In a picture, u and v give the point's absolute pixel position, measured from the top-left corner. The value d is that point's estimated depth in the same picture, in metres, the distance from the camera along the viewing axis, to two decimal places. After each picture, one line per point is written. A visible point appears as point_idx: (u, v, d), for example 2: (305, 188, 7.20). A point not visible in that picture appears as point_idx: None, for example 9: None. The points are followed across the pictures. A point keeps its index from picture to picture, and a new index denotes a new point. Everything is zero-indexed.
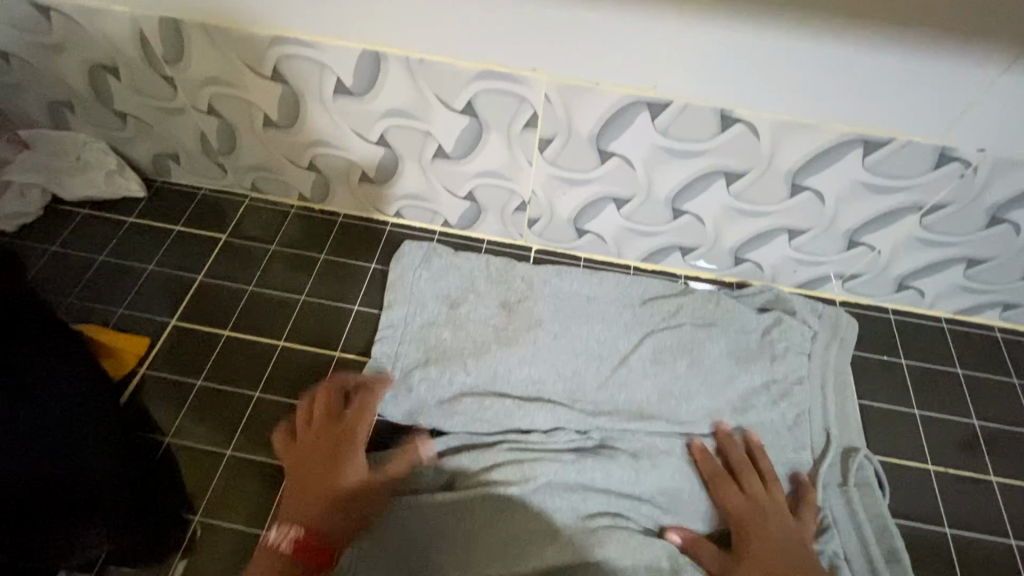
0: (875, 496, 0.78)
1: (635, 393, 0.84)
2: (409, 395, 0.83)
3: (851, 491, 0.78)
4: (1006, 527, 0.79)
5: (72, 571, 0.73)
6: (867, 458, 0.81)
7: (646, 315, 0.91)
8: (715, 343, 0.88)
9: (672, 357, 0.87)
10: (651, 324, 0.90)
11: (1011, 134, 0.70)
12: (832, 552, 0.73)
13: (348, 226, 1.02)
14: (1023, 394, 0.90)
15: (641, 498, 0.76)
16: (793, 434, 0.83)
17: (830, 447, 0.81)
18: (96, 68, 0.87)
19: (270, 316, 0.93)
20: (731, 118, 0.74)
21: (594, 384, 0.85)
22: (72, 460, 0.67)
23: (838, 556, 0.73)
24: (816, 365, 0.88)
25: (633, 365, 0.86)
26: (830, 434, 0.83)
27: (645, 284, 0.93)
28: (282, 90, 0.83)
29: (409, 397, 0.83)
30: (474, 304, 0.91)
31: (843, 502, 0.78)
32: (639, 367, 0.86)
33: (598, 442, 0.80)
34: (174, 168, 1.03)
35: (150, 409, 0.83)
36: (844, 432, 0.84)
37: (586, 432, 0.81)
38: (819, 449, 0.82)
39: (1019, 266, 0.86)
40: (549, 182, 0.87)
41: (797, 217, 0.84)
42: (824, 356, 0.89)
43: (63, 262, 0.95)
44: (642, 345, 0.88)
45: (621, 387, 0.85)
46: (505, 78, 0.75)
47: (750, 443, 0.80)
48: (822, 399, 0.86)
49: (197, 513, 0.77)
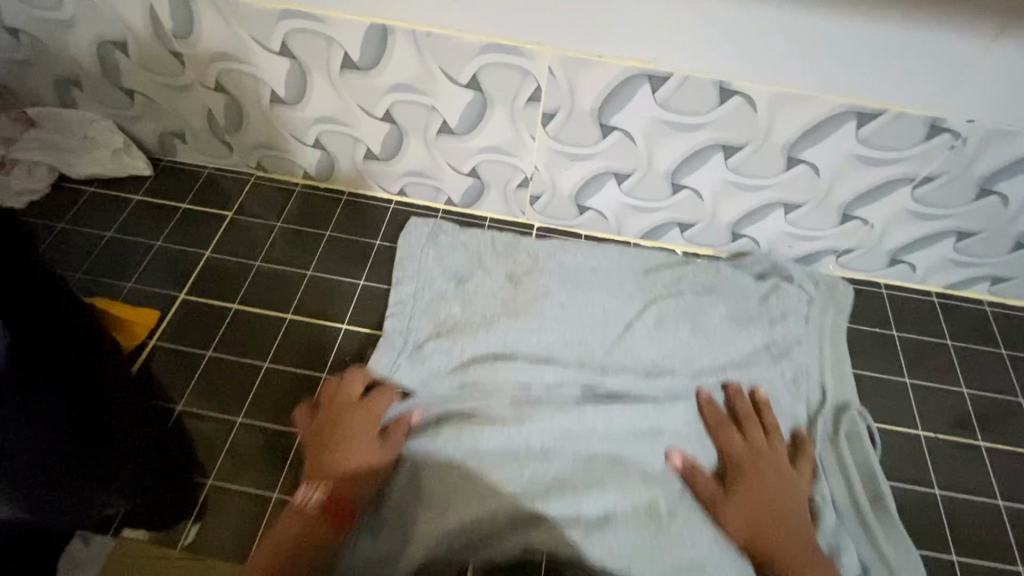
0: (864, 446, 0.82)
1: (640, 357, 0.86)
2: (417, 370, 0.84)
3: (839, 441, 0.82)
4: (993, 489, 0.82)
5: (89, 533, 0.75)
6: (858, 414, 0.84)
7: (650, 284, 0.93)
8: (717, 308, 0.90)
9: (676, 323, 0.89)
10: (656, 292, 0.92)
11: (999, 105, 0.73)
12: (821, 496, 0.77)
13: (352, 204, 1.04)
14: (1010, 364, 0.93)
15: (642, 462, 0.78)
16: (791, 388, 0.85)
17: (825, 402, 0.84)
18: (106, 44, 0.89)
19: (277, 291, 0.95)
20: (730, 91, 0.76)
21: (603, 350, 0.87)
22: (95, 417, 0.68)
23: (826, 499, 0.76)
24: (815, 330, 0.90)
25: (639, 330, 0.88)
26: (825, 390, 0.86)
27: (647, 256, 0.96)
28: (289, 65, 0.85)
29: (418, 372, 0.84)
30: (482, 280, 0.93)
31: (831, 449, 0.81)
32: (643, 333, 0.88)
33: (602, 395, 0.83)
34: (181, 147, 1.04)
35: (161, 380, 0.85)
36: (839, 388, 0.87)
37: (592, 386, 0.83)
38: (815, 405, 0.85)
39: (1008, 239, 0.89)
40: (551, 158, 0.89)
41: (793, 190, 0.87)
42: (822, 322, 0.91)
43: (71, 238, 0.97)
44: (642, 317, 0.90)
45: (626, 353, 0.87)
46: (510, 52, 0.77)
47: (757, 398, 0.83)
48: (821, 359, 0.88)
49: (210, 476, 0.79)
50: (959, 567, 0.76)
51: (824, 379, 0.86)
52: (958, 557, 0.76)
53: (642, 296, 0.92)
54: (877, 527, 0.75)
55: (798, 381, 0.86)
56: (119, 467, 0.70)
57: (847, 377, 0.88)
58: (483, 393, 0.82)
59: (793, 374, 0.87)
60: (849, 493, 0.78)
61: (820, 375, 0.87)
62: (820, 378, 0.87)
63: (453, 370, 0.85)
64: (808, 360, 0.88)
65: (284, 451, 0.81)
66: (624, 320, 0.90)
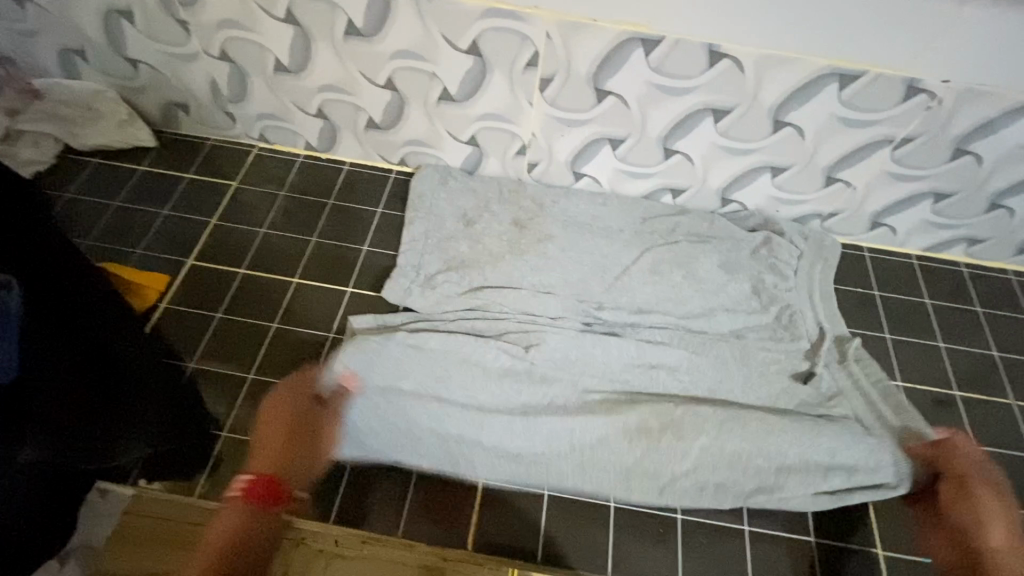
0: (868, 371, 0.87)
1: (635, 298, 0.92)
2: (422, 317, 0.89)
3: (831, 366, 0.86)
4: (967, 434, 0.87)
5: (109, 480, 0.79)
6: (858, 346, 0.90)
7: (647, 233, 0.98)
8: (710, 258, 0.95)
9: (670, 270, 0.94)
10: (651, 241, 0.97)
11: (973, 65, 0.77)
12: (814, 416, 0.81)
13: (354, 172, 1.07)
14: (984, 322, 0.98)
15: None
16: (780, 332, 0.89)
17: (826, 337, 0.89)
18: (113, 13, 0.92)
19: (284, 255, 0.98)
20: (719, 54, 0.80)
21: (600, 290, 0.93)
22: (114, 377, 0.70)
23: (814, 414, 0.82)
24: (803, 277, 0.95)
25: (634, 275, 0.94)
26: (823, 328, 0.90)
27: (646, 206, 1.00)
28: (294, 32, 0.87)
29: (421, 320, 0.89)
30: (489, 222, 0.98)
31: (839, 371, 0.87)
32: (639, 277, 0.93)
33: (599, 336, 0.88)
34: (184, 118, 1.07)
35: (172, 340, 0.88)
36: (834, 325, 0.92)
37: (589, 326, 0.89)
38: (813, 340, 0.89)
39: (983, 199, 0.93)
40: (548, 124, 0.92)
41: (779, 152, 0.91)
42: (810, 269, 0.96)
43: (79, 207, 0.99)
44: (636, 280, 0.93)
45: (622, 293, 0.92)
46: (510, 16, 0.80)
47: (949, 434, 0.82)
48: (811, 304, 0.93)
49: (223, 429, 0.83)
50: None
51: (824, 334, 0.89)
52: None
53: (636, 259, 0.95)
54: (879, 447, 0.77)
55: (801, 337, 0.89)
56: (139, 420, 0.71)
57: (834, 311, 0.93)
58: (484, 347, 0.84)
59: (786, 335, 0.90)
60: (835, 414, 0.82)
61: (818, 331, 0.90)
62: (822, 334, 0.90)
63: (454, 328, 0.87)
64: (805, 320, 0.91)
65: None
66: (619, 282, 0.93)
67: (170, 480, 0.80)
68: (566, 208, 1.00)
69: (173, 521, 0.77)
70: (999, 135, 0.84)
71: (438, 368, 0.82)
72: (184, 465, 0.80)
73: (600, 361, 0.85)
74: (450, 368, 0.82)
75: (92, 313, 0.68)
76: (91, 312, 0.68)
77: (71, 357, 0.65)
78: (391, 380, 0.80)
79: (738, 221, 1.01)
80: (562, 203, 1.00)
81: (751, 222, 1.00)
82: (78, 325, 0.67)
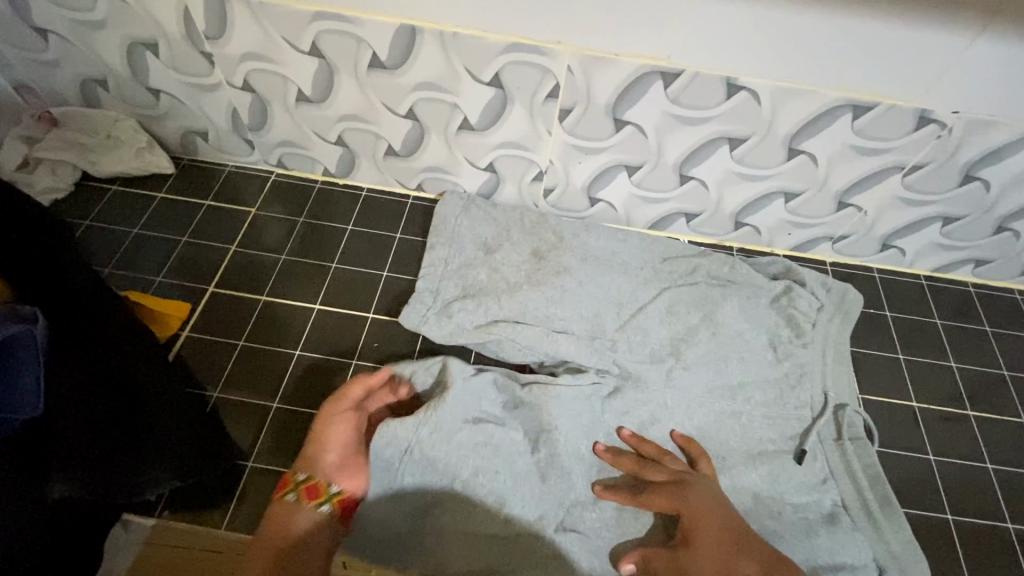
0: (866, 447, 0.85)
1: (651, 336, 0.93)
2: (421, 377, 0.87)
3: (844, 444, 0.85)
4: (984, 454, 0.89)
5: (134, 513, 0.79)
6: (853, 414, 0.88)
7: (666, 271, 1.00)
8: (729, 300, 0.96)
9: (687, 310, 0.95)
10: (670, 280, 0.99)
11: (983, 96, 0.79)
12: (832, 502, 0.81)
13: (372, 198, 1.08)
14: (994, 342, 1.00)
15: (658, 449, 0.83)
16: (781, 367, 0.91)
17: (825, 407, 0.88)
18: (136, 44, 0.93)
19: (304, 283, 0.98)
20: (736, 86, 0.82)
21: (616, 325, 0.94)
22: (137, 404, 0.70)
23: (838, 505, 0.81)
24: (821, 332, 0.95)
25: (651, 312, 0.95)
26: (826, 394, 0.90)
27: (665, 245, 1.02)
28: (318, 64, 0.89)
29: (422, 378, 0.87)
30: (509, 251, 0.99)
31: (833, 443, 0.86)
32: (656, 315, 0.94)
33: (615, 374, 0.89)
34: (202, 145, 1.08)
35: (196, 369, 0.88)
36: (836, 392, 0.91)
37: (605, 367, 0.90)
38: (815, 408, 0.88)
39: (990, 222, 0.96)
40: (565, 152, 0.94)
41: (793, 179, 0.93)
42: (829, 325, 0.96)
43: (99, 235, 1.00)
44: (653, 318, 0.94)
45: (640, 329, 0.93)
46: (532, 51, 0.82)
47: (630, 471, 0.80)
48: (822, 363, 0.92)
49: (249, 459, 0.82)
50: (956, 527, 0.82)
51: (825, 405, 0.88)
52: (953, 516, 0.83)
53: (653, 297, 0.96)
54: (883, 521, 0.79)
55: (805, 405, 0.89)
56: (160, 451, 0.70)
57: (847, 380, 0.92)
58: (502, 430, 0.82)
59: (805, 391, 0.90)
60: (858, 496, 0.81)
61: (825, 399, 0.89)
62: (824, 403, 0.89)
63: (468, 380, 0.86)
64: (816, 380, 0.90)
65: None
66: (637, 317, 0.94)
67: (189, 511, 0.79)
68: (585, 242, 1.01)
69: (198, 556, 0.76)
70: (1006, 162, 0.87)
71: None
72: (210, 496, 0.80)
73: (619, 386, 0.88)
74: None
75: (112, 339, 0.70)
76: (111, 337, 0.70)
77: (94, 380, 0.66)
78: None
79: (760, 269, 1.02)
80: (582, 236, 1.02)
81: (773, 269, 1.01)
82: (99, 352, 0.68)
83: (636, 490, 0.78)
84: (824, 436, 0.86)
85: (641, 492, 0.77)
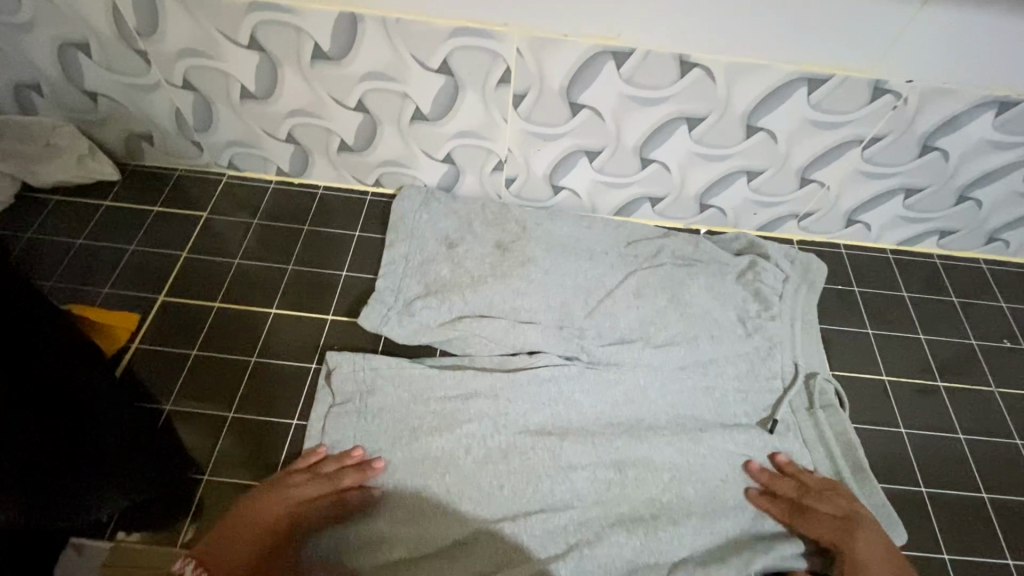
0: (840, 413, 0.85)
1: (619, 322, 0.91)
2: (387, 373, 0.84)
3: (816, 413, 0.85)
4: (955, 425, 0.88)
5: (84, 536, 0.74)
6: (826, 381, 0.88)
7: (632, 258, 0.98)
8: (697, 283, 0.95)
9: (654, 293, 0.93)
10: (637, 267, 0.97)
11: (935, 64, 0.79)
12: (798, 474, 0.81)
13: (328, 196, 1.05)
14: (961, 312, 1.00)
15: (622, 428, 0.81)
16: (753, 347, 0.90)
17: (798, 377, 0.87)
18: (66, 45, 0.89)
19: (260, 286, 0.95)
20: (689, 63, 0.80)
21: (583, 313, 0.92)
22: (84, 419, 0.65)
23: None
24: (788, 304, 0.94)
25: (618, 297, 0.93)
26: (797, 364, 0.89)
27: (629, 230, 1.01)
28: (260, 59, 0.85)
29: (391, 368, 0.84)
30: (471, 244, 0.97)
31: (810, 416, 0.85)
32: (623, 301, 0.93)
33: (585, 363, 0.87)
34: (148, 149, 1.03)
35: (145, 381, 0.84)
36: (807, 359, 0.91)
37: (573, 358, 0.88)
38: (787, 381, 0.87)
39: (952, 192, 0.95)
40: (524, 140, 0.92)
41: (754, 157, 0.92)
42: (795, 297, 0.95)
43: (41, 247, 0.95)
44: (620, 305, 0.92)
45: (606, 317, 0.91)
46: (478, 35, 0.80)
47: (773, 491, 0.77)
48: (792, 337, 0.91)
49: (205, 471, 0.78)
50: (928, 498, 0.82)
51: (798, 373, 0.88)
52: (927, 489, 0.82)
53: (622, 282, 0.95)
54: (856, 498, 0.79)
55: (777, 376, 0.88)
56: (108, 468, 0.66)
57: (817, 349, 0.92)
58: (465, 427, 0.80)
59: (772, 365, 0.89)
60: (833, 466, 0.81)
61: (797, 369, 0.88)
62: (796, 372, 0.88)
63: (433, 377, 0.84)
64: (784, 353, 0.89)
65: (270, 450, 0.80)
66: (604, 305, 0.92)
67: (147, 530, 0.75)
68: (550, 231, 0.99)
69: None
70: (964, 131, 0.86)
71: (417, 450, 0.78)
72: (169, 513, 0.76)
73: (589, 372, 0.86)
74: (433, 430, 0.80)
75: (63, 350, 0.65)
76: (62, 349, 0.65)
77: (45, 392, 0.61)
78: (379, 435, 0.80)
79: (724, 245, 1.01)
80: (545, 225, 1.00)
81: (736, 246, 1.00)
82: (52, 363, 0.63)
83: (793, 516, 0.75)
84: (797, 406, 0.86)
85: (797, 523, 0.74)
